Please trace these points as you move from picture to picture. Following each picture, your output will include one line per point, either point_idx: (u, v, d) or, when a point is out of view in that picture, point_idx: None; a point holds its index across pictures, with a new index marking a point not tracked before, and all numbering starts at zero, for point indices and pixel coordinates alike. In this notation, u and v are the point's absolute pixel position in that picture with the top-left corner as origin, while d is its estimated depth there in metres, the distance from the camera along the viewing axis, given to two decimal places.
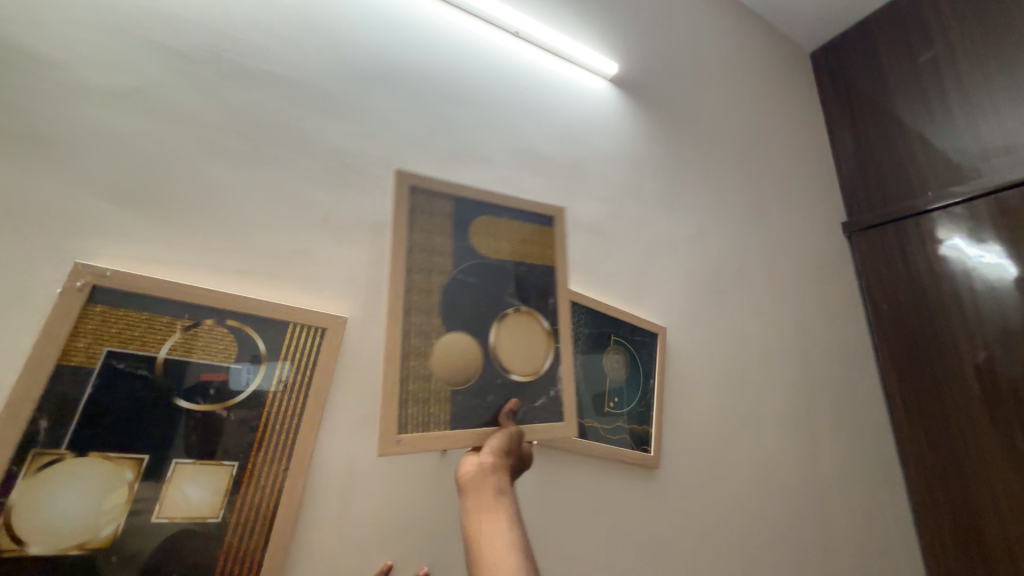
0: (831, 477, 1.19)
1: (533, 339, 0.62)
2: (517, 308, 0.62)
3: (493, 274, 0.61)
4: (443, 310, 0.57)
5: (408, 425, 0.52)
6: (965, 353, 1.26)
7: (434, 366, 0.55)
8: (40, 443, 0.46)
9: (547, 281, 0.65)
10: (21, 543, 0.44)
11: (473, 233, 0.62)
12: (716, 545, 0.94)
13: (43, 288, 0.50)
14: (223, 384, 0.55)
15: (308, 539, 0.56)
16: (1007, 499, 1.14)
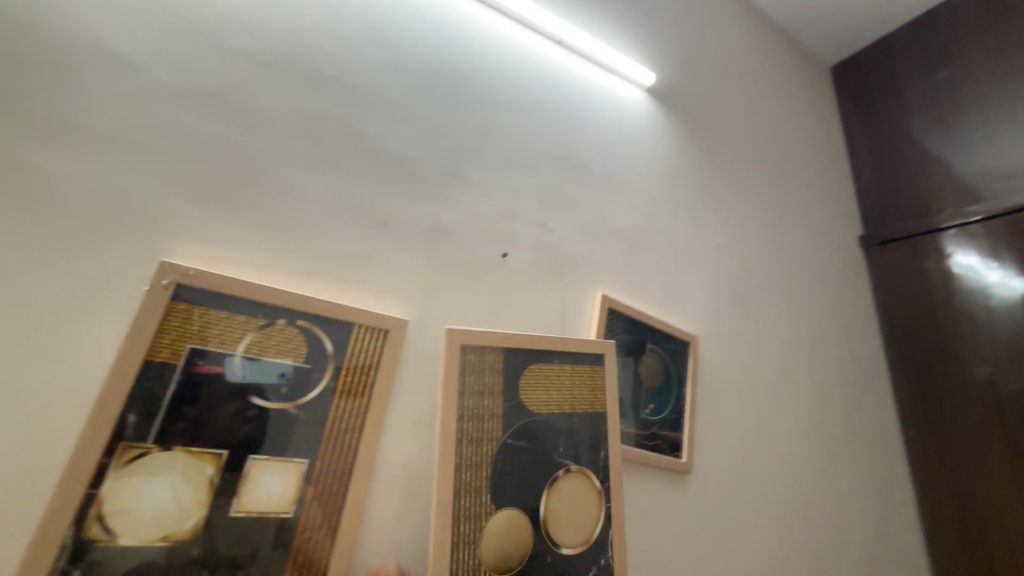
0: (847, 488, 1.21)
1: (582, 503, 0.67)
2: (568, 475, 0.67)
3: (543, 433, 0.67)
4: (495, 480, 0.62)
5: None
6: (976, 369, 1.28)
7: (485, 545, 0.59)
8: (128, 436, 0.47)
9: (594, 436, 0.72)
10: (112, 535, 0.45)
11: (523, 388, 0.69)
12: (742, 551, 0.96)
13: (133, 285, 0.52)
14: (252, 368, 0.54)
15: (371, 536, 0.58)
16: (1012, 516, 1.14)
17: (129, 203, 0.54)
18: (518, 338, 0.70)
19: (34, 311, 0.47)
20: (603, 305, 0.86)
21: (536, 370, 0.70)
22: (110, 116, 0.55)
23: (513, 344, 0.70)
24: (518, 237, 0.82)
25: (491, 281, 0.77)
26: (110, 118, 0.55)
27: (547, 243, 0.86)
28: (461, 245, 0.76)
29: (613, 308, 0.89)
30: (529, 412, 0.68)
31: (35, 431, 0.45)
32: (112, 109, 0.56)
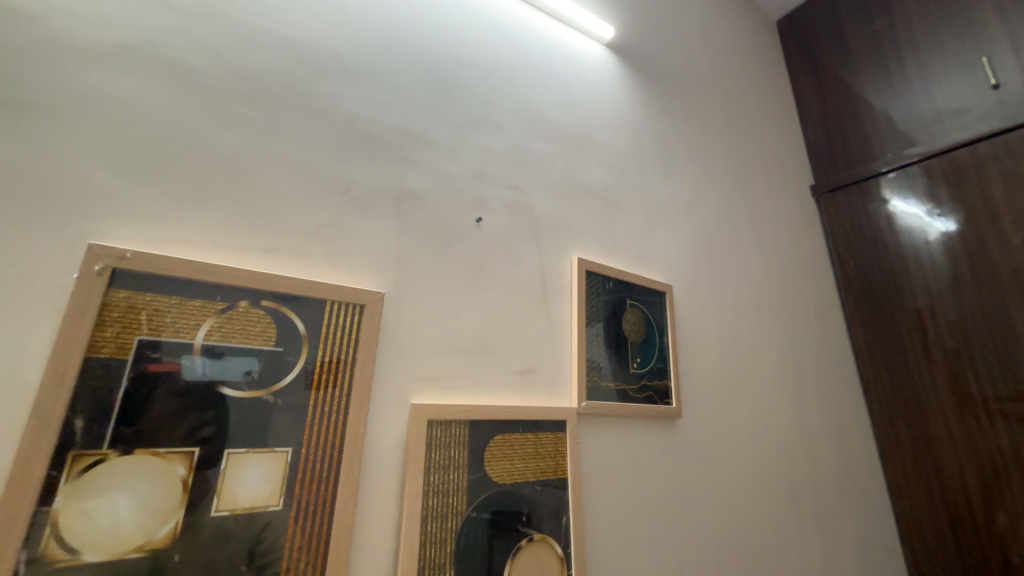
0: (815, 420, 1.28)
1: (544, 570, 0.66)
2: (531, 541, 0.66)
3: (509, 502, 0.66)
4: (458, 559, 0.60)
5: None
6: (919, 301, 1.38)
7: None
8: (77, 445, 0.42)
9: (560, 499, 0.71)
10: (74, 552, 0.40)
11: (488, 461, 0.66)
12: (727, 488, 1.00)
13: (61, 272, 0.45)
14: (214, 363, 0.49)
15: (368, 519, 0.55)
16: (961, 432, 1.25)
17: (39, 179, 0.46)
18: (487, 410, 0.67)
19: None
20: (580, 268, 0.85)
21: (502, 442, 0.68)
22: (1, 76, 0.47)
23: (480, 417, 0.66)
24: (489, 199, 0.79)
25: (467, 248, 0.74)
26: (1, 78, 0.47)
27: (520, 206, 0.83)
28: (432, 211, 0.71)
29: (591, 270, 0.88)
30: (494, 482, 0.65)
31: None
32: (2, 67, 0.47)
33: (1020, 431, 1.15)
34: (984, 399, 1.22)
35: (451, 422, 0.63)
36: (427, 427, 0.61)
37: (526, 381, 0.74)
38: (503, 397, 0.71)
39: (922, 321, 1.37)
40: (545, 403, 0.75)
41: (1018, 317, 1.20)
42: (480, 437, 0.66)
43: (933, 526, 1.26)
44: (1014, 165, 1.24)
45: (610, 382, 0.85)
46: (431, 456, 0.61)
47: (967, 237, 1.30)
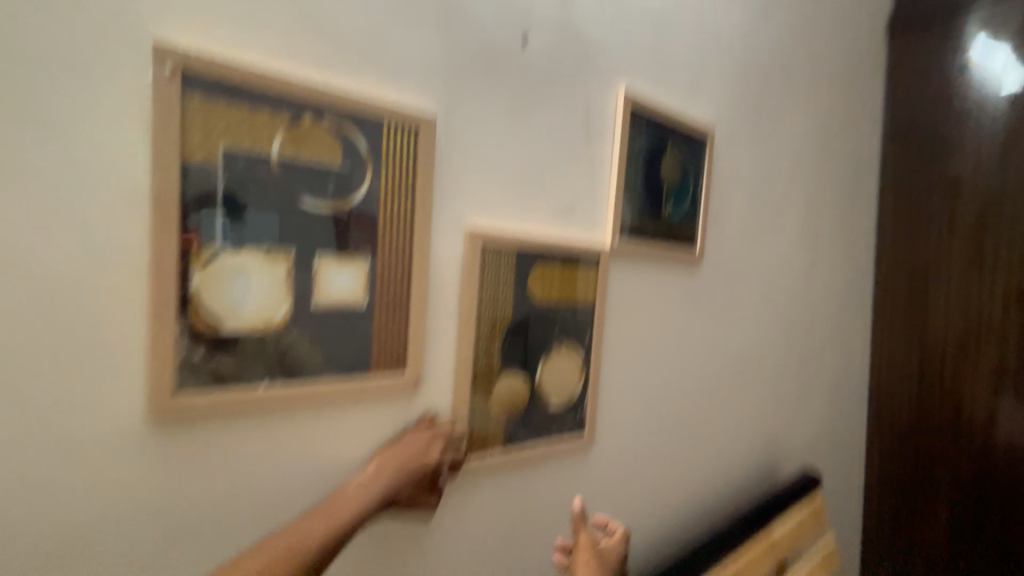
0: (823, 273, 1.35)
1: (569, 371, 0.80)
2: (561, 349, 0.78)
3: (545, 316, 0.76)
4: (504, 356, 0.72)
5: (475, 451, 0.70)
6: (961, 166, 1.35)
7: (494, 404, 0.71)
8: (195, 238, 0.48)
9: (588, 318, 0.81)
10: (216, 324, 0.49)
11: (531, 283, 0.74)
12: (732, 326, 1.12)
13: (131, 70, 0.45)
14: (231, 229, 0.49)
15: (433, 322, 0.64)
16: (955, 292, 1.36)
17: None
18: (532, 239, 0.72)
19: (34, 101, 0.42)
20: (626, 103, 0.81)
21: (544, 268, 0.75)
22: None
23: (526, 244, 0.72)
24: (535, 15, 0.71)
25: (512, 72, 0.70)
26: None
27: (568, 31, 0.75)
28: (476, 27, 0.66)
29: (636, 107, 0.84)
30: (535, 299, 0.74)
31: (92, 234, 0.44)
32: None
33: (1013, 284, 1.28)
34: (991, 259, 1.31)
35: (500, 247, 0.69)
36: (481, 250, 0.67)
37: (567, 216, 0.78)
38: (545, 228, 0.75)
39: (955, 187, 1.36)
40: (583, 239, 0.80)
41: None
42: (526, 261, 0.72)
43: (902, 369, 1.46)
44: None
45: (642, 224, 0.89)
46: (484, 275, 0.68)
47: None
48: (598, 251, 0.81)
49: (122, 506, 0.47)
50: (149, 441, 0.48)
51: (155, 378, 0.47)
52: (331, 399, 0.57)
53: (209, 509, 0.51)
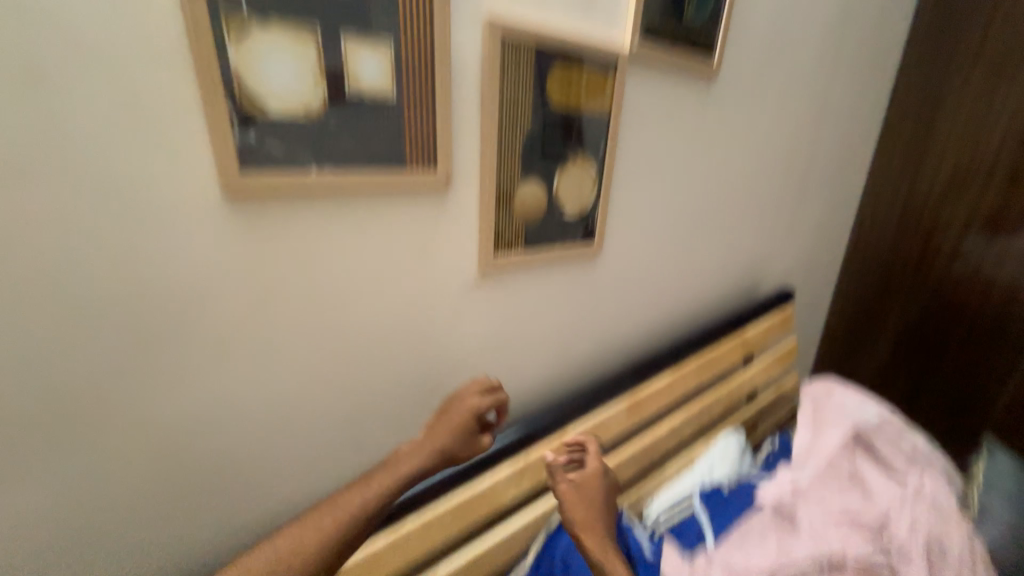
0: (833, 101, 1.34)
1: (584, 182, 0.85)
2: (576, 160, 0.82)
3: (563, 124, 0.78)
4: (524, 162, 0.76)
5: (500, 249, 0.80)
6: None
7: (516, 208, 0.78)
8: (223, 6, 0.48)
9: (603, 131, 0.83)
10: (261, 107, 0.52)
11: (550, 88, 0.74)
12: (737, 152, 1.15)
13: None
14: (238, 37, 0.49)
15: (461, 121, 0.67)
16: (959, 130, 1.40)
17: None
18: (552, 35, 0.70)
19: None
20: None
21: (563, 71, 0.74)
22: None
23: (546, 41, 0.70)
24: None
25: None
26: None
27: None
28: None
29: None
30: (553, 106, 0.75)
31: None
32: None
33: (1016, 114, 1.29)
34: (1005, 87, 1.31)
35: (519, 43, 0.67)
36: (501, 45, 0.66)
37: (586, 13, 0.74)
38: (563, 26, 0.72)
39: (996, 12, 1.30)
40: (602, 42, 0.78)
41: None
42: (544, 62, 0.71)
43: (887, 209, 1.58)
44: None
45: (664, 27, 0.84)
46: (507, 75, 0.68)
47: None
48: (616, 55, 0.79)
49: (215, 268, 0.56)
50: (225, 214, 0.54)
51: (219, 152, 0.51)
52: (377, 189, 0.62)
53: (285, 277, 0.61)
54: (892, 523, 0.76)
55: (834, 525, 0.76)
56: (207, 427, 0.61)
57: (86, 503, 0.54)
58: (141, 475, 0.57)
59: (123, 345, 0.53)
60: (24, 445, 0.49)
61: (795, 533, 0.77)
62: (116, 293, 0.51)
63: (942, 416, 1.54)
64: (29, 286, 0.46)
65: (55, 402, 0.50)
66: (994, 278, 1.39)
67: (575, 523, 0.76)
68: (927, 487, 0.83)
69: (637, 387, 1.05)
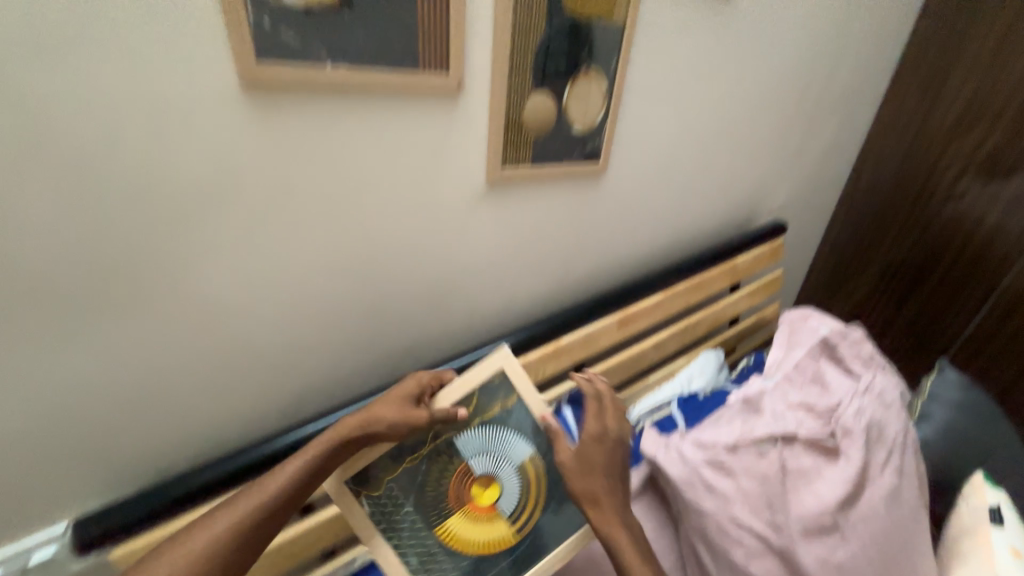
0: (852, 25, 1.29)
1: (592, 99, 0.86)
2: (587, 73, 0.82)
3: (577, 35, 0.78)
4: (537, 70, 0.77)
5: (508, 162, 0.82)
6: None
7: (526, 120, 0.79)
8: None
9: (613, 45, 0.83)
10: None
11: None
12: (749, 74, 1.13)
13: None
14: None
15: (476, 27, 0.68)
16: (983, 71, 1.33)
17: None
18: None
19: None
20: None
21: None
22: None
23: None
24: None
25: None
26: None
27: None
28: None
29: None
30: (566, 16, 0.76)
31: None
32: None
33: None
34: None
35: None
36: None
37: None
38: None
39: None
40: None
41: None
42: None
43: (899, 140, 1.54)
44: None
45: None
46: None
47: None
48: None
49: (235, 161, 0.59)
50: (243, 104, 0.57)
51: (235, 39, 0.52)
52: (391, 92, 0.64)
53: (304, 173, 0.64)
54: (839, 414, 0.73)
55: (792, 412, 0.74)
56: (235, 306, 0.68)
57: (140, 365, 0.63)
58: (181, 345, 0.66)
59: (159, 230, 0.58)
60: (82, 307, 0.57)
61: (756, 414, 0.75)
62: (150, 175, 0.55)
63: (897, 348, 1.67)
64: (72, 161, 0.51)
65: (105, 269, 0.57)
66: (987, 217, 1.39)
67: (582, 492, 0.65)
68: (887, 387, 0.77)
69: (631, 305, 1.12)
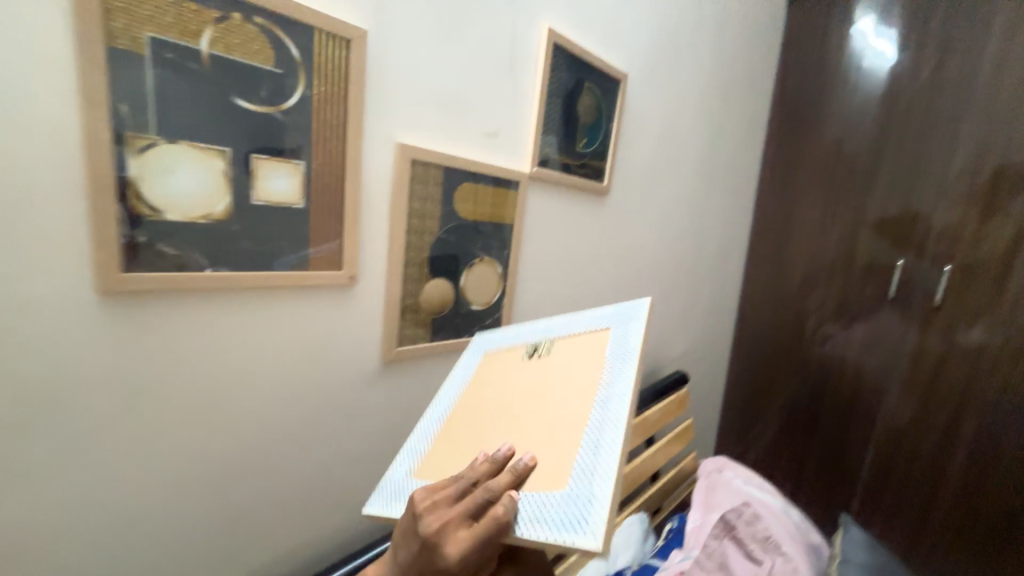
0: (712, 215, 1.57)
1: (488, 281, 0.93)
2: (481, 260, 0.91)
3: (471, 232, 0.87)
4: (432, 260, 0.83)
5: (404, 341, 0.83)
6: (835, 132, 1.52)
7: (423, 302, 0.83)
8: (130, 128, 0.51)
9: (505, 237, 0.93)
10: (157, 211, 0.54)
11: (455, 200, 0.83)
12: (632, 253, 1.30)
13: None
14: (137, 161, 0.52)
15: (369, 230, 0.74)
16: (807, 250, 1.61)
17: None
18: (457, 159, 0.81)
19: None
20: (549, 41, 0.90)
21: (470, 189, 0.85)
22: None
23: (452, 164, 0.81)
24: None
25: None
26: None
27: None
28: None
29: (557, 44, 0.92)
30: (459, 218, 0.85)
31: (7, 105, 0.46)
32: None
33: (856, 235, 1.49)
34: (842, 208, 1.51)
35: (430, 169, 0.78)
36: (411, 163, 0.75)
37: (490, 140, 0.87)
38: (469, 153, 0.84)
39: (830, 150, 1.54)
40: (504, 166, 0.90)
41: (891, 143, 1.40)
42: (452, 181, 0.82)
43: (763, 295, 1.75)
44: None
45: (562, 156, 1.01)
46: (420, 198, 0.78)
47: (908, 56, 1.36)
48: (515, 179, 0.92)
49: (75, 371, 0.54)
50: (98, 313, 0.54)
51: (102, 258, 0.52)
52: (277, 288, 0.66)
53: (164, 373, 0.60)
54: None
55: None
56: (30, 544, 0.54)
57: None
58: None
59: None
60: None
61: None
62: None
63: (813, 498, 1.60)
64: None
65: None
66: (849, 359, 1.51)
67: None
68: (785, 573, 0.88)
69: None
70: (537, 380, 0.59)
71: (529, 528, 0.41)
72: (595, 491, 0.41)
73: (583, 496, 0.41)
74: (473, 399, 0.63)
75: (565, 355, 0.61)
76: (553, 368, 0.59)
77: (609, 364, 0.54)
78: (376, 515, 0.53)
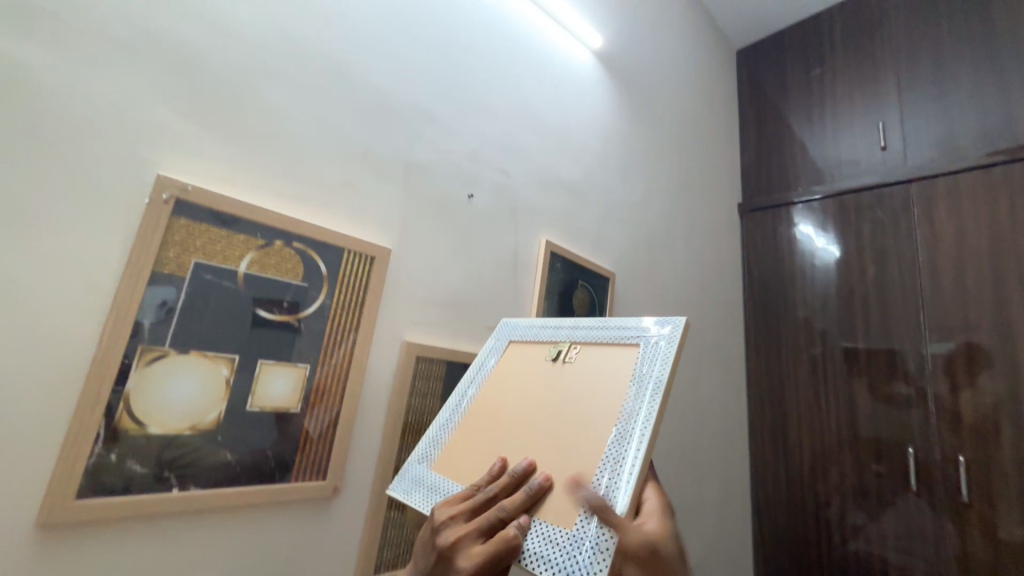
0: (712, 398, 1.53)
1: None
2: None
3: None
4: None
5: (382, 565, 0.69)
6: (805, 318, 1.62)
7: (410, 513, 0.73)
8: (145, 341, 0.52)
9: None
10: (142, 424, 0.51)
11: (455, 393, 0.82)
12: None
13: (137, 200, 0.55)
14: (140, 372, 0.52)
15: (361, 430, 0.69)
16: (807, 431, 1.54)
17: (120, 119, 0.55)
18: (459, 354, 0.83)
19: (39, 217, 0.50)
20: (546, 249, 1.02)
21: None
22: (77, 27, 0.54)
23: (454, 358, 0.82)
24: (477, 178, 0.92)
25: (457, 215, 0.87)
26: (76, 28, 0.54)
27: (504, 187, 0.97)
28: (431, 183, 0.84)
29: (554, 252, 1.04)
30: None
31: (38, 325, 0.48)
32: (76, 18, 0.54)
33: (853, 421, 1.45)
34: (833, 388, 1.51)
35: (432, 365, 0.79)
36: (415, 360, 0.76)
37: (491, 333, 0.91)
38: (472, 346, 0.87)
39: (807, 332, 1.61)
40: None
41: (860, 332, 1.49)
42: (452, 374, 0.82)
43: (778, 486, 1.56)
44: (879, 214, 1.52)
45: None
46: (419, 393, 0.77)
47: (851, 257, 1.56)
48: None
49: None
50: (25, 548, 0.45)
51: (59, 480, 0.47)
52: (246, 506, 0.58)
53: None
54: None
55: None
56: None
57: None
58: None
59: None
60: None
61: None
62: None
63: None
64: None
65: None
66: (890, 562, 1.30)
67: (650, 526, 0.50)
68: None
69: None
70: (562, 390, 0.59)
71: (540, 560, 0.44)
72: (602, 537, 0.43)
73: (591, 540, 0.43)
74: (492, 401, 0.64)
75: (590, 367, 0.59)
76: (576, 376, 0.60)
77: (635, 395, 0.53)
78: (398, 498, 0.58)
